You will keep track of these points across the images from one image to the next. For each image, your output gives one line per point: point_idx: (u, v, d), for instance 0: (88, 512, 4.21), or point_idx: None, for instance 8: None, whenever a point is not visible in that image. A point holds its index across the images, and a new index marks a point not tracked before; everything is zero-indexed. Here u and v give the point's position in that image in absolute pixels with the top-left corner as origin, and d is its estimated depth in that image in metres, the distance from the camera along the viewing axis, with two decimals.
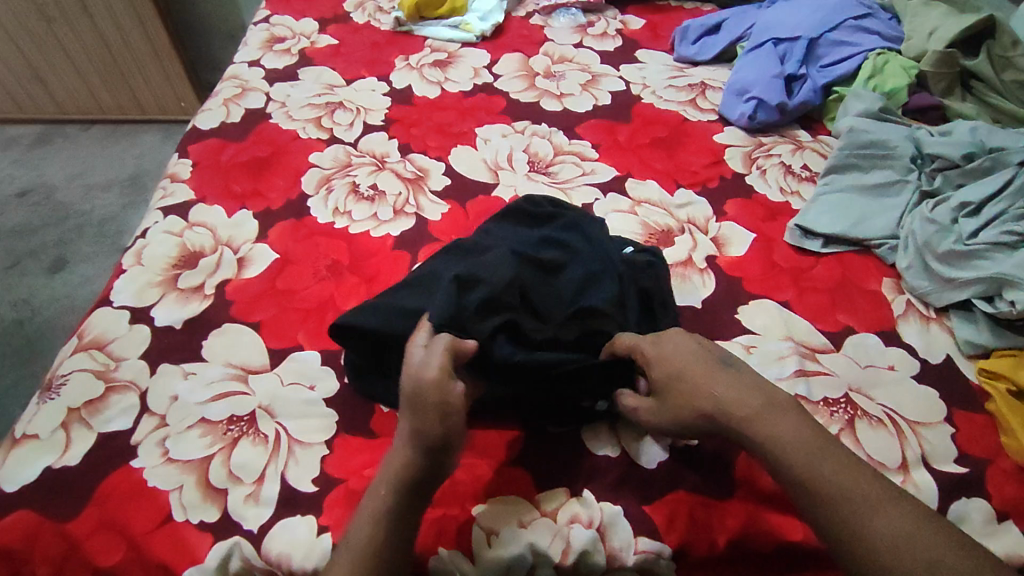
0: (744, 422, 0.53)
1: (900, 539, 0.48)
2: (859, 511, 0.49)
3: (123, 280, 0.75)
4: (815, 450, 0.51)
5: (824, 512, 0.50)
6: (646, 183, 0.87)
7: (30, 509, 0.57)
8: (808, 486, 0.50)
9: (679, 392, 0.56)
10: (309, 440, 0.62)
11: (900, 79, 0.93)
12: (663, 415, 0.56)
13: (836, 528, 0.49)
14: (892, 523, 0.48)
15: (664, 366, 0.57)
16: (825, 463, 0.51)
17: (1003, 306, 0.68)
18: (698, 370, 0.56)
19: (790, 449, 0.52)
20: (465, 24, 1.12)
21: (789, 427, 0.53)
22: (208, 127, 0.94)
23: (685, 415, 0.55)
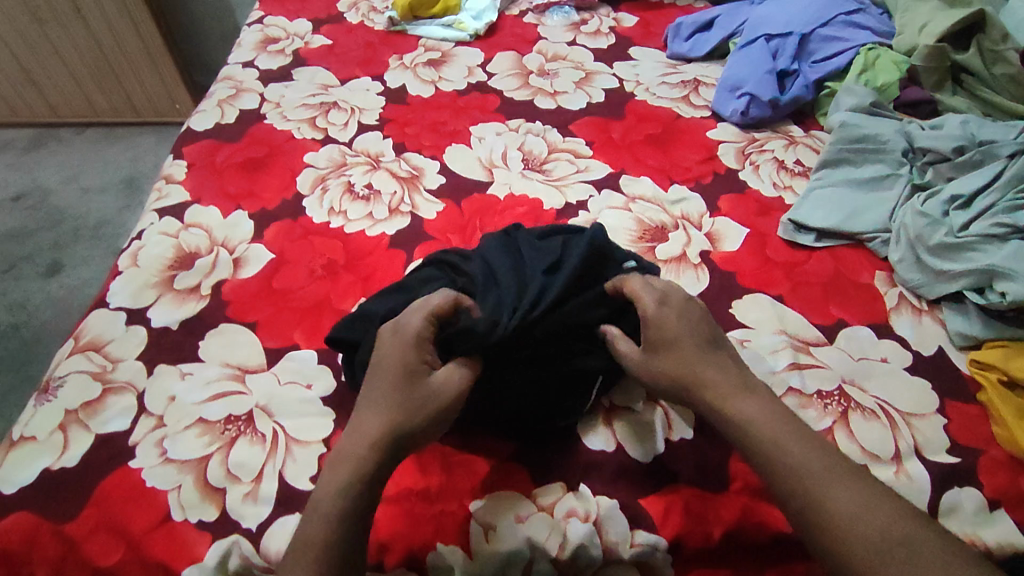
0: (716, 399, 0.55)
1: (860, 515, 0.48)
2: (821, 489, 0.50)
3: (119, 281, 0.75)
4: (779, 427, 0.53)
5: (784, 482, 0.51)
6: (640, 180, 0.87)
7: (28, 510, 0.58)
8: (771, 466, 0.52)
9: (663, 357, 0.58)
10: (306, 438, 0.63)
11: (891, 74, 0.94)
12: (647, 370, 0.58)
13: (799, 506, 0.50)
14: (852, 500, 0.49)
15: (659, 327, 0.58)
16: (793, 443, 0.52)
17: (994, 296, 0.68)
18: (693, 345, 0.58)
19: (757, 431, 0.53)
20: (458, 23, 1.12)
21: (759, 408, 0.54)
22: (203, 128, 0.94)
23: (669, 379, 0.57)
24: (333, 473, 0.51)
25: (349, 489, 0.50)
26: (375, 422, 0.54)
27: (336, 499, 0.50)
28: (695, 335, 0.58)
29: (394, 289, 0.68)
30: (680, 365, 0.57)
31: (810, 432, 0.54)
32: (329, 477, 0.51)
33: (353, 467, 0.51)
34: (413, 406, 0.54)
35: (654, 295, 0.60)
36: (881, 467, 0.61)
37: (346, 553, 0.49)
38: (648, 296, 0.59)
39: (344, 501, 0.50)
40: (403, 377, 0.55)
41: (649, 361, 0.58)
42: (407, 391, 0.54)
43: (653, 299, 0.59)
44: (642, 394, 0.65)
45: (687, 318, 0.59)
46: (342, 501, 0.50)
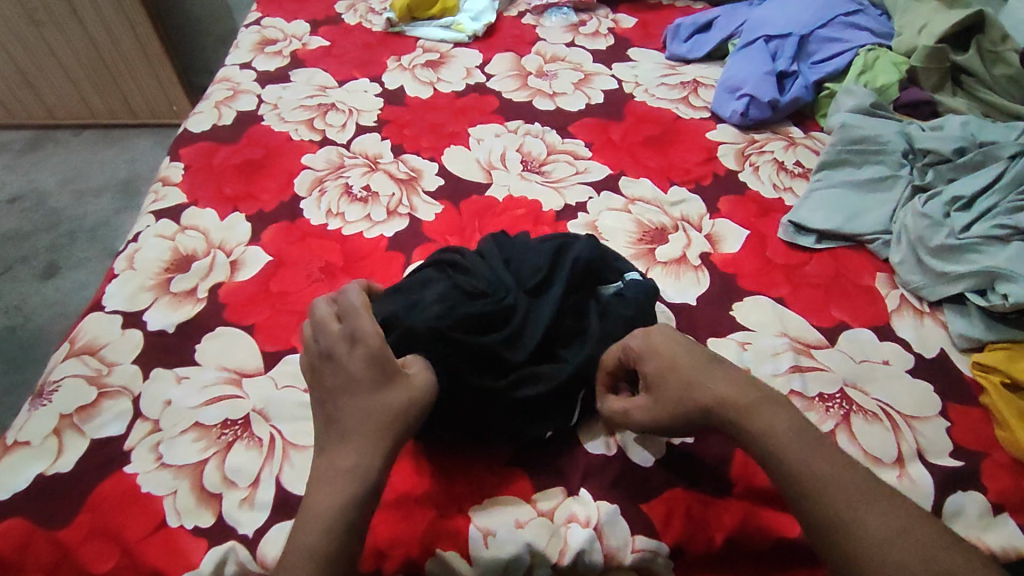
0: (743, 412, 0.53)
1: (890, 539, 0.48)
2: (854, 510, 0.49)
3: (114, 284, 0.74)
4: (802, 446, 0.52)
5: (808, 503, 0.50)
6: (639, 181, 0.87)
7: (21, 516, 0.57)
8: (803, 484, 0.50)
9: (671, 388, 0.56)
10: (303, 443, 0.62)
11: (891, 75, 0.94)
12: (649, 414, 0.56)
13: (830, 526, 0.49)
14: (885, 523, 0.48)
15: (654, 364, 0.57)
16: (823, 463, 0.51)
17: (996, 299, 0.68)
18: (689, 362, 0.56)
19: (788, 448, 0.52)
20: (457, 24, 1.12)
21: (782, 423, 0.53)
22: (199, 130, 0.94)
23: (681, 417, 0.55)
24: (328, 489, 0.51)
25: (350, 504, 0.50)
26: (357, 428, 0.53)
27: (337, 513, 0.50)
28: (696, 360, 0.56)
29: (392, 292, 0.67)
30: (678, 405, 0.55)
31: (839, 451, 0.53)
32: (323, 491, 0.51)
33: (348, 479, 0.51)
34: (387, 403, 0.53)
35: (641, 335, 0.59)
36: (884, 471, 0.60)
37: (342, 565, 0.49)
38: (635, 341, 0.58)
39: (343, 516, 0.50)
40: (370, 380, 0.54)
41: (657, 408, 0.56)
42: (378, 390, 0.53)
43: (637, 333, 0.59)
44: None
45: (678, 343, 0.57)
46: (343, 516, 0.50)
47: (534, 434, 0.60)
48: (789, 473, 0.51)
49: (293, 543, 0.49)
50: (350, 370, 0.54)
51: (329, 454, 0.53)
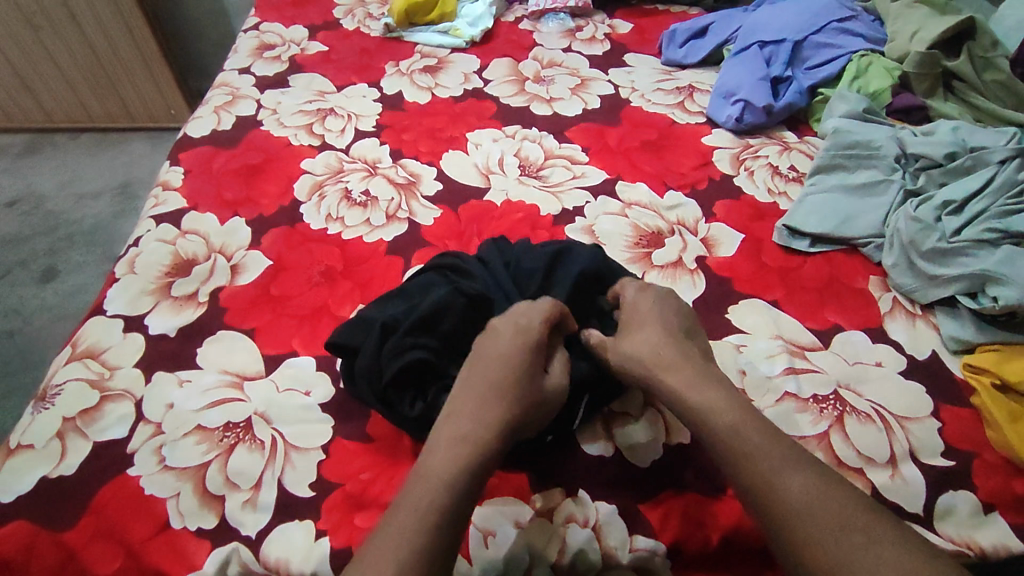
0: (680, 383, 0.57)
1: (811, 504, 0.49)
2: (777, 476, 0.51)
3: (116, 288, 0.75)
4: (734, 416, 0.54)
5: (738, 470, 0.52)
6: (636, 186, 0.88)
7: (25, 519, 0.57)
8: (730, 450, 0.53)
9: (630, 338, 0.61)
10: (305, 445, 0.63)
11: (884, 81, 0.96)
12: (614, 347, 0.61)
13: (754, 490, 0.51)
14: (808, 489, 0.50)
15: (632, 311, 0.64)
16: (750, 431, 0.53)
17: (987, 301, 0.69)
18: (662, 334, 0.61)
19: (716, 417, 0.54)
20: (454, 30, 1.13)
21: (711, 395, 0.56)
22: (199, 134, 0.94)
23: (634, 363, 0.59)
24: (451, 452, 0.53)
25: (469, 469, 0.52)
26: (495, 409, 0.55)
27: (460, 475, 0.51)
28: (663, 325, 0.62)
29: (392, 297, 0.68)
30: (646, 344, 0.60)
31: (770, 422, 0.55)
32: (440, 453, 0.53)
33: (471, 447, 0.53)
34: (535, 400, 0.57)
35: (636, 287, 0.66)
36: (876, 470, 0.61)
37: (456, 526, 0.50)
38: (627, 289, 0.67)
39: (465, 479, 0.51)
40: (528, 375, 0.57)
41: (619, 341, 0.61)
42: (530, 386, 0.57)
43: (632, 288, 0.66)
44: (639, 399, 0.65)
45: (663, 305, 0.65)
46: (465, 478, 0.51)
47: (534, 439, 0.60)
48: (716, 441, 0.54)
49: (404, 500, 0.50)
50: (507, 360, 0.58)
51: (450, 422, 0.55)
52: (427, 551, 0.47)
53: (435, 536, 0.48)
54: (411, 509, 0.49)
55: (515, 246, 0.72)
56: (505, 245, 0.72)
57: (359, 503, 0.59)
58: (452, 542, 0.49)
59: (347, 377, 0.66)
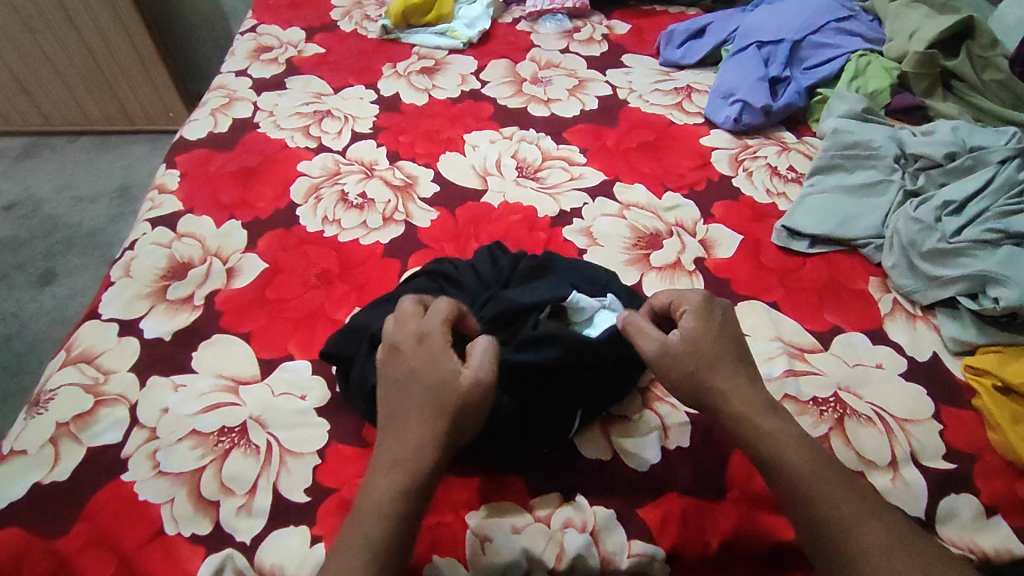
0: (741, 412, 0.54)
1: (886, 552, 0.48)
2: (845, 524, 0.49)
3: (111, 292, 0.74)
4: (800, 455, 0.52)
5: (806, 509, 0.50)
6: (634, 187, 0.88)
7: (19, 525, 0.57)
8: (796, 492, 0.51)
9: (699, 360, 0.56)
10: (301, 450, 0.62)
11: (882, 80, 0.95)
12: (673, 367, 0.56)
13: (821, 533, 0.50)
14: (877, 537, 0.49)
15: (698, 322, 0.57)
16: (817, 476, 0.51)
17: (987, 303, 0.68)
18: (722, 360, 0.56)
19: (783, 458, 0.52)
20: (451, 32, 1.13)
21: (775, 425, 0.53)
22: (195, 137, 0.94)
23: (691, 383, 0.55)
24: (381, 481, 0.51)
25: (403, 494, 0.50)
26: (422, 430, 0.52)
27: (391, 502, 0.50)
28: (729, 343, 0.57)
29: (390, 304, 0.68)
30: (707, 368, 0.56)
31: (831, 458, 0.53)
32: (378, 479, 0.51)
33: (401, 470, 0.51)
34: (446, 407, 0.52)
35: (699, 298, 0.59)
36: (877, 474, 0.61)
37: (395, 550, 0.49)
38: (692, 297, 0.59)
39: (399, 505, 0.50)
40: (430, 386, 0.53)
41: (679, 356, 0.56)
42: (433, 397, 0.53)
43: (695, 303, 0.59)
44: (637, 402, 0.65)
45: (727, 319, 0.59)
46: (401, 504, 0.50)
47: (530, 450, 0.59)
48: (783, 484, 0.52)
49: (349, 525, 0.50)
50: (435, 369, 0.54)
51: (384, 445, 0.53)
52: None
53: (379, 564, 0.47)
54: (347, 538, 0.49)
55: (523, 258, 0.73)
56: (508, 257, 0.73)
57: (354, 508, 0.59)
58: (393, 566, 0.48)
59: (343, 383, 0.65)
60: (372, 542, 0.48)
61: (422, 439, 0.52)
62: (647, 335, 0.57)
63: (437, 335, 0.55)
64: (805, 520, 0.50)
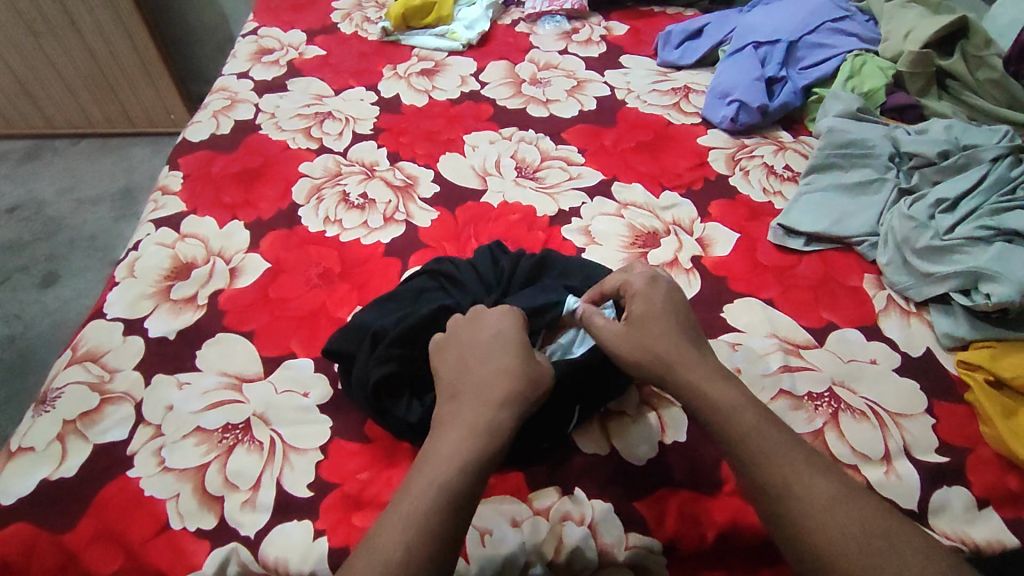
0: (694, 379, 0.55)
1: (834, 510, 0.48)
2: (788, 482, 0.50)
3: (116, 292, 0.76)
4: (743, 417, 0.53)
5: (751, 469, 0.51)
6: (632, 186, 0.89)
7: (27, 521, 0.58)
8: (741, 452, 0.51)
9: (648, 329, 0.58)
10: (303, 446, 0.63)
11: (877, 80, 0.96)
12: (624, 340, 0.58)
13: (766, 492, 0.50)
14: (822, 492, 0.49)
15: (643, 304, 0.60)
16: (762, 437, 0.52)
17: (980, 299, 0.69)
18: (672, 331, 0.58)
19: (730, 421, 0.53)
20: (451, 34, 1.14)
21: (718, 390, 0.54)
22: (198, 138, 0.95)
23: (646, 354, 0.57)
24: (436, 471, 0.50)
25: (483, 450, 0.51)
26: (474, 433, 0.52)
27: (465, 455, 0.50)
28: (675, 317, 0.60)
29: (390, 302, 0.69)
30: (660, 339, 0.58)
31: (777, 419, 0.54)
32: (451, 440, 0.51)
33: (483, 426, 0.52)
34: (535, 377, 0.56)
35: (645, 277, 0.62)
36: (871, 467, 0.61)
37: (466, 506, 0.49)
38: (637, 279, 0.62)
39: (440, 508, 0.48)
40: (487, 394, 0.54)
41: (629, 333, 0.58)
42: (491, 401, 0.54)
43: (642, 279, 0.62)
44: (636, 398, 0.66)
45: (669, 294, 0.61)
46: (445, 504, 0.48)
47: (530, 447, 0.60)
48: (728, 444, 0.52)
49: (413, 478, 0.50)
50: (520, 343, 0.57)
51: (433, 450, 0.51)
52: (442, 526, 0.47)
53: (449, 518, 0.48)
54: (419, 488, 0.49)
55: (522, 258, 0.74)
56: (509, 257, 0.74)
57: (356, 502, 0.60)
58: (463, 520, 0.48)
59: (345, 380, 0.66)
60: (448, 492, 0.48)
61: (503, 401, 0.53)
62: (601, 321, 0.60)
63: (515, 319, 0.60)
64: (750, 479, 0.51)
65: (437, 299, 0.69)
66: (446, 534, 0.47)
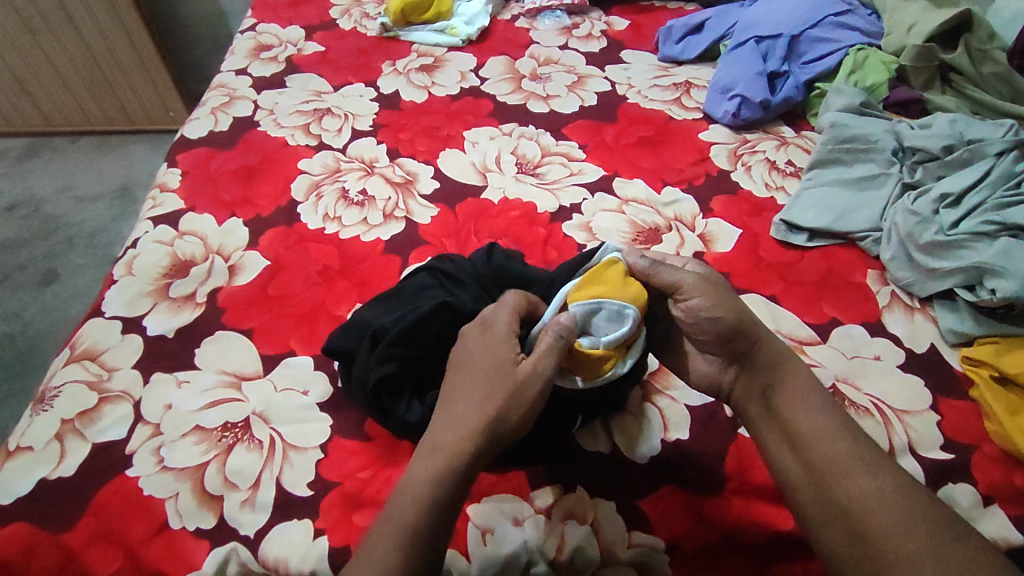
0: (774, 358, 0.59)
1: (893, 498, 0.50)
2: (846, 466, 0.52)
3: (114, 290, 0.75)
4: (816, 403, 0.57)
5: (818, 445, 0.54)
6: (633, 182, 0.88)
7: (25, 520, 0.57)
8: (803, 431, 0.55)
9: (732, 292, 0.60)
10: (303, 445, 0.63)
11: (880, 74, 0.96)
12: (713, 291, 0.58)
13: (824, 471, 0.53)
14: (884, 482, 0.51)
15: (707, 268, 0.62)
16: (831, 425, 0.55)
17: (984, 294, 0.69)
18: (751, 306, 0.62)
19: (799, 404, 0.57)
20: (450, 29, 1.13)
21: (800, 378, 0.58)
22: (197, 135, 0.94)
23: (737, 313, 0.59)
24: (406, 503, 0.50)
25: (446, 480, 0.50)
26: (440, 465, 0.51)
27: (431, 494, 0.50)
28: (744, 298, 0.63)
29: (391, 300, 0.69)
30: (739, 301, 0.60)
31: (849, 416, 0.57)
32: (422, 470, 0.51)
33: (449, 458, 0.51)
34: (511, 407, 0.53)
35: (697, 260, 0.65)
36: None
37: (435, 539, 0.49)
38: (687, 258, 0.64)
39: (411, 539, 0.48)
40: (467, 425, 0.52)
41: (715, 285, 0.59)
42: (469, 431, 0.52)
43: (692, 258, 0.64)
44: (638, 396, 0.65)
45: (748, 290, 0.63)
46: (411, 538, 0.48)
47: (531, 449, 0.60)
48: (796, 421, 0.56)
49: (386, 515, 0.50)
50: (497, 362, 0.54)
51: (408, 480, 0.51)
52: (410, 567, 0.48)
53: (412, 554, 0.48)
54: (388, 530, 0.49)
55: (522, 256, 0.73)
56: (510, 254, 0.73)
57: (357, 501, 0.59)
58: (432, 558, 0.49)
59: (345, 378, 0.66)
60: (413, 531, 0.49)
61: (478, 434, 0.52)
62: (675, 275, 0.59)
63: (501, 324, 0.56)
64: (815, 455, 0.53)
65: (437, 295, 0.68)
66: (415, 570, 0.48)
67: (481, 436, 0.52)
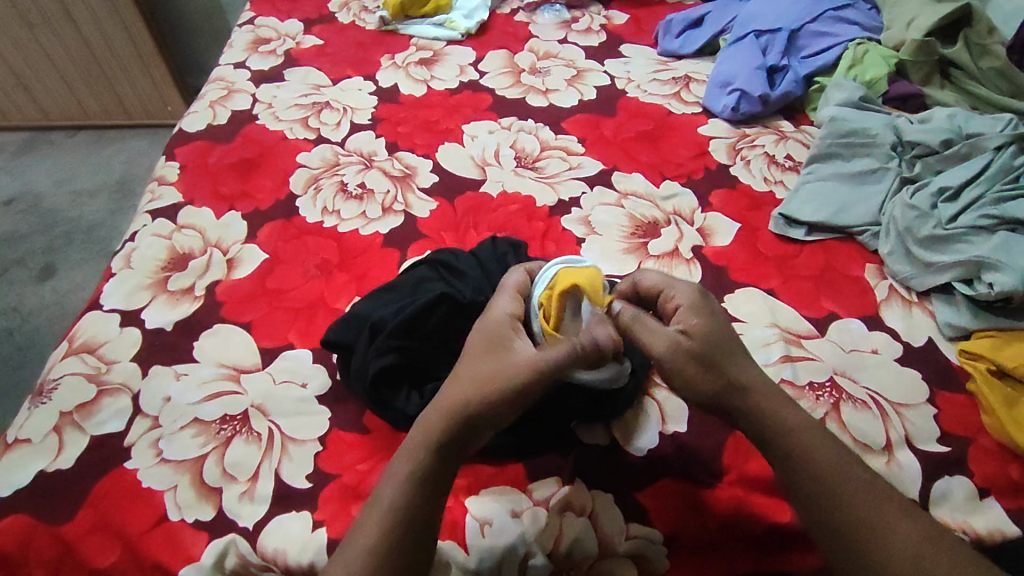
0: (765, 410, 0.54)
1: (915, 555, 0.48)
2: (865, 524, 0.49)
3: (112, 283, 0.75)
4: (825, 450, 0.52)
5: (830, 501, 0.50)
6: (632, 176, 0.88)
7: (23, 512, 0.57)
8: (820, 490, 0.50)
9: (716, 349, 0.55)
10: (301, 437, 0.63)
11: (880, 69, 0.95)
12: (693, 362, 0.54)
13: (840, 531, 0.49)
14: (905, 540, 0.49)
15: (700, 317, 0.56)
16: (842, 475, 0.51)
17: (982, 288, 0.69)
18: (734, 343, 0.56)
19: (804, 454, 0.52)
20: (449, 22, 1.13)
21: (801, 422, 0.53)
22: (195, 129, 0.94)
23: (721, 374, 0.54)
24: (394, 480, 0.50)
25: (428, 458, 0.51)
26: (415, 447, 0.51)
27: (416, 476, 0.50)
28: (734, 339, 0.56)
29: (388, 293, 0.69)
30: (725, 359, 0.55)
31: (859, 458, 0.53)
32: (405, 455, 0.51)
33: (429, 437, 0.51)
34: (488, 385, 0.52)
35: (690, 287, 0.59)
36: (873, 457, 0.61)
37: (418, 517, 0.49)
38: (681, 290, 0.58)
39: (392, 521, 0.49)
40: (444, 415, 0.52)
41: (696, 349, 0.54)
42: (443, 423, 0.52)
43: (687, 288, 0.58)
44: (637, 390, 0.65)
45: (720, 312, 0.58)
46: (392, 519, 0.49)
47: (530, 442, 0.60)
48: (806, 472, 0.51)
49: (373, 493, 0.51)
50: (489, 336, 0.56)
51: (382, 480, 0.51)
52: (390, 543, 0.48)
53: (398, 533, 0.48)
54: (373, 506, 0.50)
55: (522, 251, 0.73)
56: (509, 248, 0.73)
57: (355, 493, 0.59)
58: (416, 545, 0.49)
59: (345, 371, 0.66)
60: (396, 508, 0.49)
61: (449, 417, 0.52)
62: (657, 338, 0.56)
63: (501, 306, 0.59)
64: (828, 512, 0.50)
65: (436, 288, 0.68)
66: (400, 550, 0.48)
67: (458, 414, 0.52)
